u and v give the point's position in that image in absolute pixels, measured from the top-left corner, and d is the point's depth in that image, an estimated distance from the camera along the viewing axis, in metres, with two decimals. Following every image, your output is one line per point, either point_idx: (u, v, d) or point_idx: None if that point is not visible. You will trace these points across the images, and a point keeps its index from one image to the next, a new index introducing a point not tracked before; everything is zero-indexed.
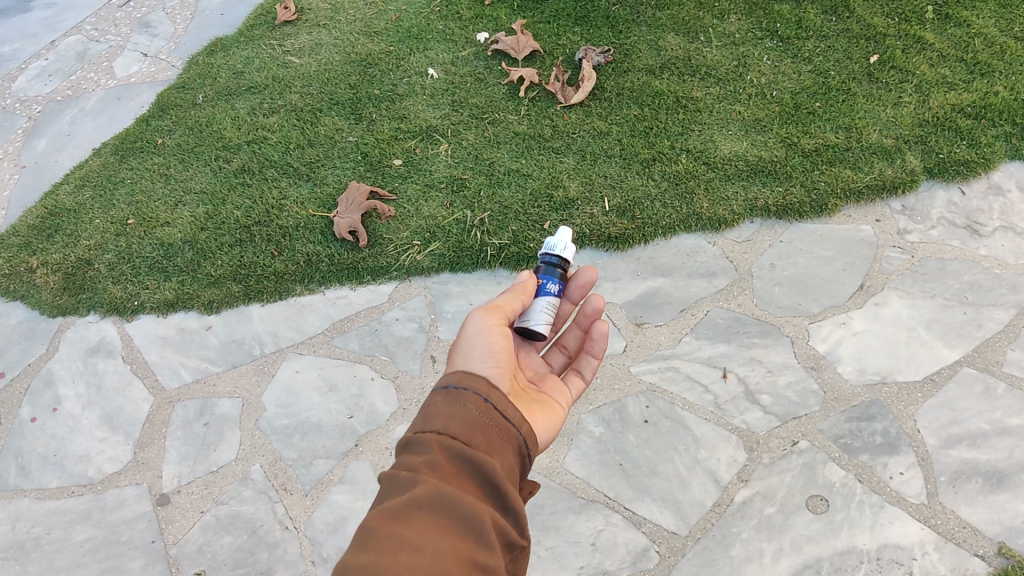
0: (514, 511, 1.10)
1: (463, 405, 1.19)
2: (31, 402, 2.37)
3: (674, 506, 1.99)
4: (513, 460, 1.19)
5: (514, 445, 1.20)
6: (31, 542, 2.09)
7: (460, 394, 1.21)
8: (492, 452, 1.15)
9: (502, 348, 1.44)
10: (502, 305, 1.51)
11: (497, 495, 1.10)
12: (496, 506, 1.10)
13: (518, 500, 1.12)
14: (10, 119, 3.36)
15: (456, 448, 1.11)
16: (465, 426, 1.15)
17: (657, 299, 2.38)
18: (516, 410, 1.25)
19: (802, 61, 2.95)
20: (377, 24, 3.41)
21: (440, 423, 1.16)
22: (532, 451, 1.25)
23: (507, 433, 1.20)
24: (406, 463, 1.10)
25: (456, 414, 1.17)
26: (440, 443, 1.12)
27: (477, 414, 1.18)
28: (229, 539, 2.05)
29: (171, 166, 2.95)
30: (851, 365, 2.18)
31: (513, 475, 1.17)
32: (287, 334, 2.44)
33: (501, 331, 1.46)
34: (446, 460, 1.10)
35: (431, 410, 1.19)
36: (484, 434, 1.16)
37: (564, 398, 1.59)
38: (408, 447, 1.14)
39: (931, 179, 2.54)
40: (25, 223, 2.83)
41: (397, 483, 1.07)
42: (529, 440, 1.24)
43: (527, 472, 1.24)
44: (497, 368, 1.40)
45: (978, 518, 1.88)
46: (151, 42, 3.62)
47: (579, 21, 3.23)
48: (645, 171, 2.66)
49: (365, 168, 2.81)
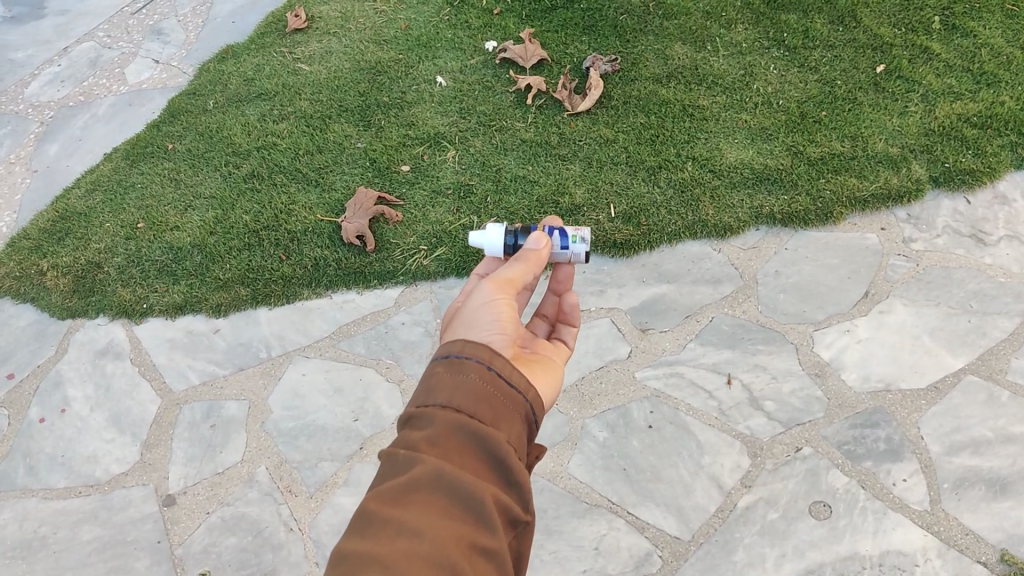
0: (517, 486, 1.11)
1: (465, 375, 1.18)
2: (40, 403, 2.39)
3: (678, 511, 1.99)
4: (520, 429, 1.19)
5: (520, 413, 1.19)
6: (38, 541, 2.12)
7: (462, 363, 1.19)
8: (497, 423, 1.15)
9: (507, 319, 1.44)
10: (512, 278, 1.54)
11: (501, 469, 1.11)
12: (500, 480, 1.11)
13: (523, 473, 1.12)
14: (23, 124, 3.39)
15: (459, 422, 1.12)
16: (469, 397, 1.15)
17: (662, 305, 2.39)
18: (523, 375, 1.24)
19: (808, 70, 2.96)
20: (386, 32, 3.43)
21: (442, 396, 1.15)
22: (540, 415, 1.25)
23: (513, 402, 1.19)
24: (407, 440, 1.12)
25: (459, 385, 1.16)
26: (440, 418, 1.12)
27: (480, 384, 1.17)
28: (235, 540, 2.06)
29: (181, 170, 2.97)
30: (855, 372, 2.18)
31: (520, 445, 1.17)
32: (294, 337, 2.45)
33: (507, 304, 1.47)
34: (448, 435, 1.11)
35: (433, 380, 1.19)
36: (489, 405, 1.16)
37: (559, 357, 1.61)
38: (411, 421, 1.15)
39: (936, 188, 2.55)
40: (35, 226, 2.86)
41: (397, 463, 1.09)
42: (536, 405, 1.24)
43: (534, 436, 1.24)
44: (501, 336, 1.41)
45: (981, 525, 1.88)
46: (163, 50, 3.65)
47: (587, 30, 3.25)
48: (651, 179, 2.68)
49: (373, 174, 2.83)
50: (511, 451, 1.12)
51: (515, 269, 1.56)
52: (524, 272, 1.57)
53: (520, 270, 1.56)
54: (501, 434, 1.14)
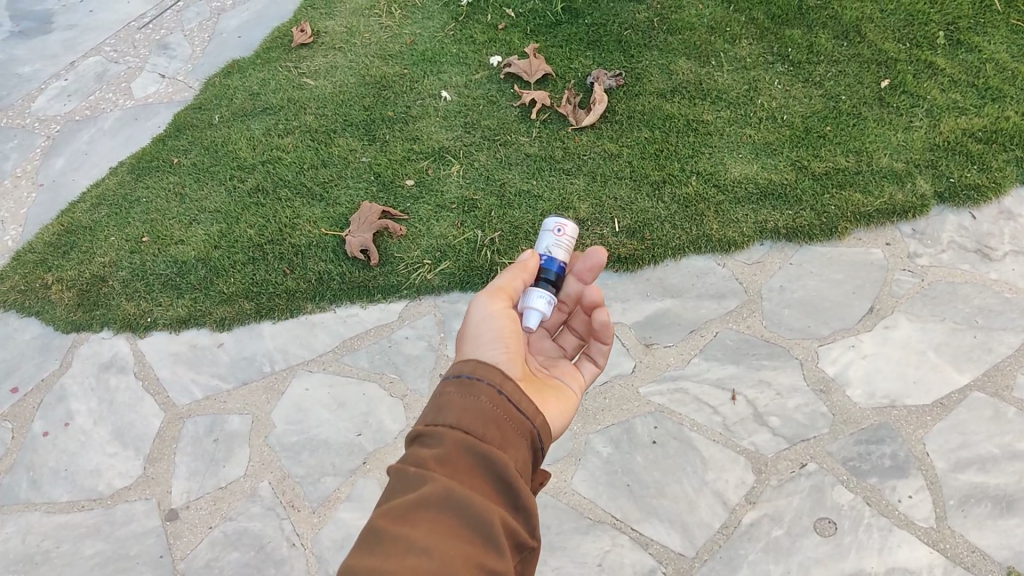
0: (525, 511, 1.11)
1: (476, 397, 1.19)
2: (44, 416, 2.39)
3: (682, 527, 1.98)
4: (527, 454, 1.19)
5: (528, 437, 1.20)
6: (41, 555, 2.11)
7: (473, 385, 1.20)
8: (506, 447, 1.15)
9: (509, 333, 1.47)
10: (505, 285, 1.56)
11: (509, 493, 1.11)
12: (507, 503, 1.11)
13: (530, 497, 1.12)
14: (29, 138, 3.41)
15: (469, 443, 1.12)
16: (478, 419, 1.16)
17: (666, 320, 2.39)
18: (530, 401, 1.25)
19: (813, 85, 2.96)
20: (392, 47, 3.44)
21: (453, 415, 1.16)
22: (545, 442, 1.25)
23: (521, 426, 1.19)
24: (416, 457, 1.12)
25: (470, 406, 1.17)
26: (451, 437, 1.13)
27: (490, 406, 1.18)
28: (237, 555, 2.06)
29: (186, 185, 2.98)
30: (860, 388, 2.17)
31: (526, 470, 1.17)
32: (298, 351, 2.45)
33: (508, 313, 1.51)
34: (457, 455, 1.11)
35: (444, 400, 1.19)
36: (497, 427, 1.16)
37: (576, 382, 1.63)
38: (419, 438, 1.15)
39: (941, 204, 2.55)
40: (41, 240, 2.87)
41: (407, 479, 1.08)
42: (542, 432, 1.24)
43: (539, 463, 1.25)
44: (507, 351, 1.44)
45: (988, 543, 1.87)
46: (169, 64, 3.66)
47: (591, 45, 3.26)
48: (655, 194, 2.67)
49: (378, 189, 2.83)
50: (518, 474, 1.12)
51: (507, 277, 1.59)
52: (519, 279, 1.59)
53: (513, 277, 1.59)
54: (509, 456, 1.14)
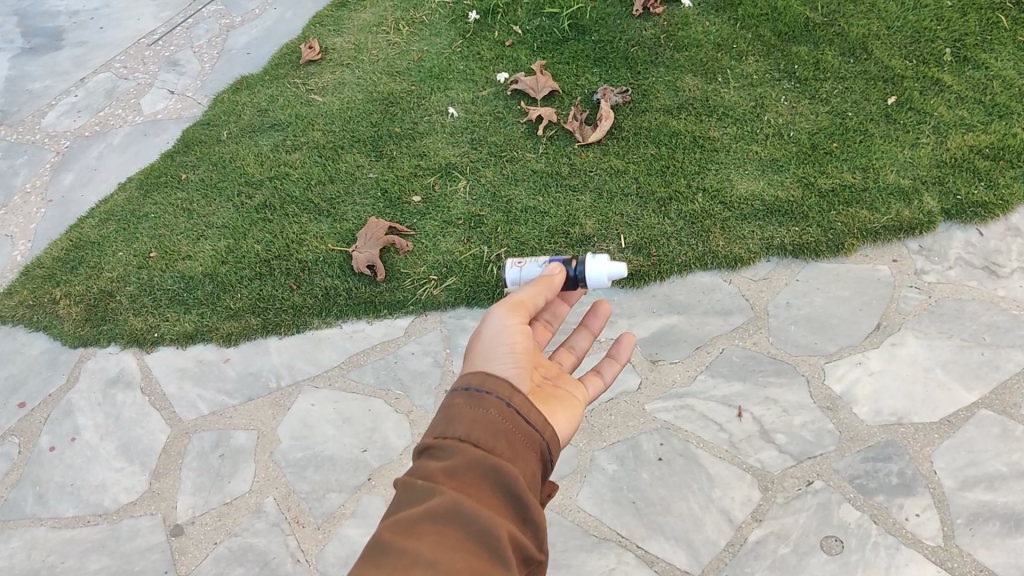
0: (534, 524, 1.11)
1: (485, 410, 1.18)
2: (51, 431, 2.40)
3: (687, 545, 1.97)
4: (536, 467, 1.19)
5: (538, 450, 1.20)
6: (46, 571, 2.11)
7: (482, 398, 1.20)
8: (515, 460, 1.15)
9: (523, 351, 1.42)
10: (524, 300, 1.53)
11: (518, 506, 1.11)
12: (516, 517, 1.10)
13: (539, 510, 1.12)
14: (39, 153, 3.43)
15: (479, 456, 1.12)
16: (488, 432, 1.16)
17: (672, 336, 2.38)
18: (539, 414, 1.25)
19: (819, 102, 2.96)
20: (399, 64, 3.45)
21: (462, 428, 1.16)
22: (556, 455, 1.25)
23: (531, 440, 1.20)
24: (425, 469, 1.12)
25: (479, 419, 1.17)
26: (460, 451, 1.12)
27: (499, 420, 1.18)
28: (241, 571, 2.05)
29: (194, 201, 2.99)
30: (867, 406, 2.16)
31: (535, 483, 1.17)
32: (304, 367, 2.45)
33: (522, 330, 1.45)
34: (467, 468, 1.11)
35: (453, 412, 1.19)
36: (507, 441, 1.16)
37: (581, 393, 1.60)
38: (428, 451, 1.15)
39: (948, 221, 2.54)
40: (49, 255, 2.88)
41: (414, 493, 1.08)
42: (553, 445, 1.24)
43: (549, 475, 1.25)
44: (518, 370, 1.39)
45: (996, 562, 1.86)
46: (179, 80, 3.68)
47: (598, 62, 3.26)
48: (661, 210, 2.67)
49: (384, 205, 2.84)
50: (527, 488, 1.12)
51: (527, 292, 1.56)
52: (538, 293, 1.56)
53: (531, 292, 1.56)
54: (517, 470, 1.14)
